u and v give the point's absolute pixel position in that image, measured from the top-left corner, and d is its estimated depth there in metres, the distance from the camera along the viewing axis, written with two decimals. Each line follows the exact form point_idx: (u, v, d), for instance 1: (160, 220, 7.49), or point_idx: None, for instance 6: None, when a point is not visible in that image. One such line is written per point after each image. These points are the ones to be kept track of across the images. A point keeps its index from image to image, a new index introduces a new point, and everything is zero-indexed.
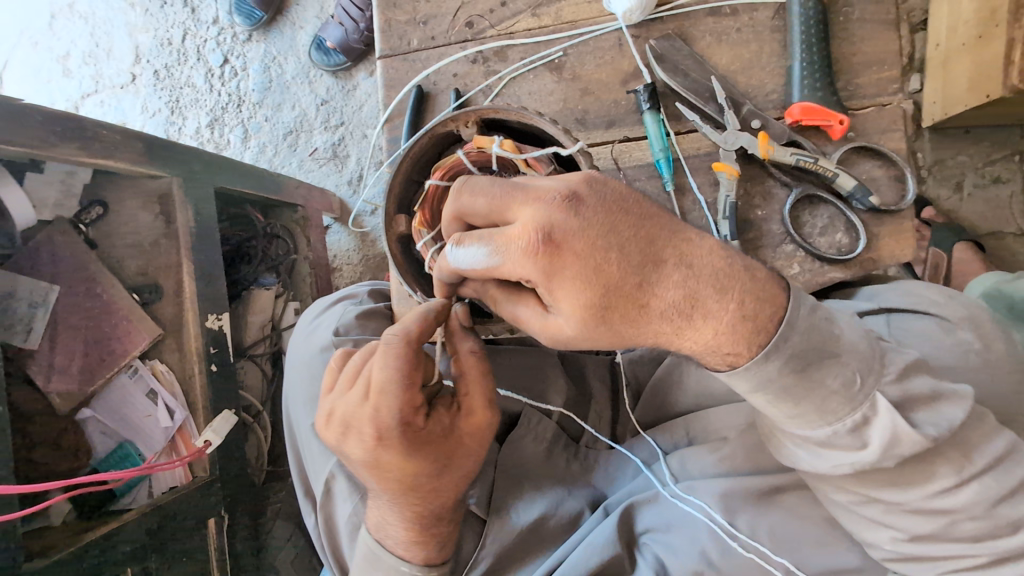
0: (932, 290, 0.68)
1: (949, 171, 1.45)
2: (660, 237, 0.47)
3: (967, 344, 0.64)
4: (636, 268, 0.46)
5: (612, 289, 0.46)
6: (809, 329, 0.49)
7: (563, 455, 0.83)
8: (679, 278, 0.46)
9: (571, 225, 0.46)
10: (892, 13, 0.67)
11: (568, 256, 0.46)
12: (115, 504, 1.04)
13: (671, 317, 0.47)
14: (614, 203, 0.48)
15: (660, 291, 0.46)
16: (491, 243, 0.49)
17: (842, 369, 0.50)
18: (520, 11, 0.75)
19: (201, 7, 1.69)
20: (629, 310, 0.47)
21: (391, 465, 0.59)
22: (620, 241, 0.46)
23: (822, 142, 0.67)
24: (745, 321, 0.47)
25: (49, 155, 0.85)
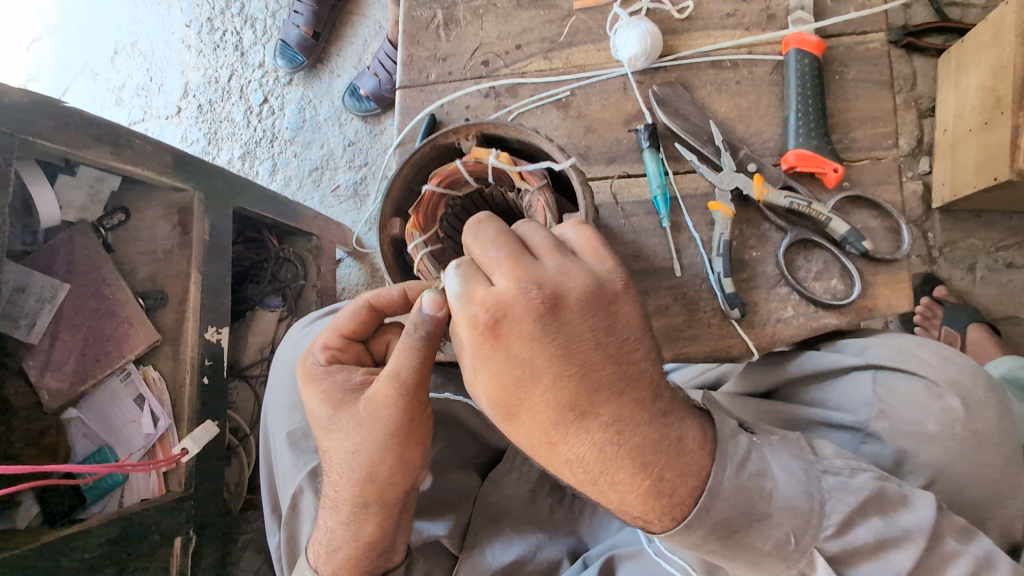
0: (925, 349, 0.66)
1: (961, 253, 1.44)
2: (606, 390, 0.45)
3: (951, 411, 0.62)
4: (561, 407, 0.45)
5: (529, 409, 0.46)
6: (734, 493, 0.48)
7: (547, 500, 0.77)
8: (602, 435, 0.46)
9: (525, 331, 0.44)
10: (886, 75, 0.70)
11: (507, 354, 0.45)
12: (83, 512, 1.01)
13: (576, 463, 0.47)
14: (588, 330, 0.45)
15: (578, 436, 0.46)
16: (462, 289, 0.46)
17: (772, 531, 0.49)
18: (534, 54, 0.80)
19: (250, 51, 1.83)
20: (536, 431, 0.46)
21: (355, 441, 0.60)
22: (568, 371, 0.45)
23: (817, 189, 0.69)
24: (660, 493, 0.47)
25: (81, 156, 0.88)
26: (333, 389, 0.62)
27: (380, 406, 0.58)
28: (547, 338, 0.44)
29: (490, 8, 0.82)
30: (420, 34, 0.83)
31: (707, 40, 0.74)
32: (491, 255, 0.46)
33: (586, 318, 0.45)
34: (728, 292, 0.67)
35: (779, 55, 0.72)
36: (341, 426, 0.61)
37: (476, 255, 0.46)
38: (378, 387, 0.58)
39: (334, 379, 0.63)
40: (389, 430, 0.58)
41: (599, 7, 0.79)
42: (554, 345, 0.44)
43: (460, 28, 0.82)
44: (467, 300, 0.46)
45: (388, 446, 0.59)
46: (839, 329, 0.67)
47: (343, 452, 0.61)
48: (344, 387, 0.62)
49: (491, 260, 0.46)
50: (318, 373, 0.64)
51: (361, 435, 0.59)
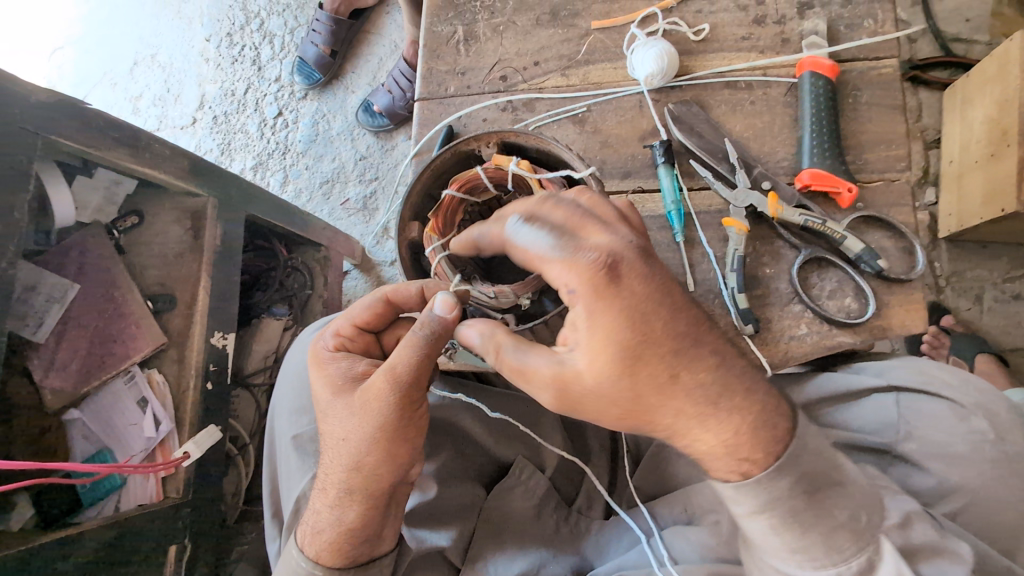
0: (945, 372, 0.67)
1: (968, 283, 1.44)
2: (704, 327, 0.49)
3: (979, 434, 0.63)
4: (674, 338, 0.48)
5: (652, 343, 0.47)
6: (815, 453, 0.51)
7: (553, 517, 0.76)
8: (712, 366, 0.48)
9: (636, 267, 0.48)
10: (899, 99, 0.71)
11: (622, 294, 0.47)
12: (78, 516, 0.99)
13: (695, 398, 0.48)
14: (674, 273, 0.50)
15: (693, 367, 0.48)
16: (559, 240, 0.49)
17: (848, 501, 0.51)
18: (551, 71, 0.81)
19: (268, 66, 1.87)
20: (656, 373, 0.48)
21: (348, 429, 0.59)
22: (671, 305, 0.48)
23: (831, 209, 0.69)
24: (754, 430, 0.49)
25: (101, 157, 0.88)
26: (336, 374, 0.62)
27: (378, 394, 0.57)
28: (649, 275, 0.49)
29: (509, 25, 0.84)
30: (440, 49, 0.85)
31: (722, 61, 0.76)
32: (567, 215, 0.51)
33: (670, 262, 0.51)
34: (741, 307, 0.67)
35: (793, 77, 0.74)
36: (336, 411, 0.60)
37: (556, 219, 0.51)
38: (374, 380, 0.58)
39: (339, 365, 0.63)
40: (379, 424, 0.58)
41: (616, 28, 0.81)
42: (657, 282, 0.49)
43: (479, 44, 0.84)
44: (573, 250, 0.48)
45: (380, 434, 0.58)
46: (853, 348, 0.67)
47: (337, 437, 0.61)
48: (346, 374, 0.62)
49: (572, 218, 0.51)
50: (325, 360, 0.64)
51: (355, 421, 0.59)
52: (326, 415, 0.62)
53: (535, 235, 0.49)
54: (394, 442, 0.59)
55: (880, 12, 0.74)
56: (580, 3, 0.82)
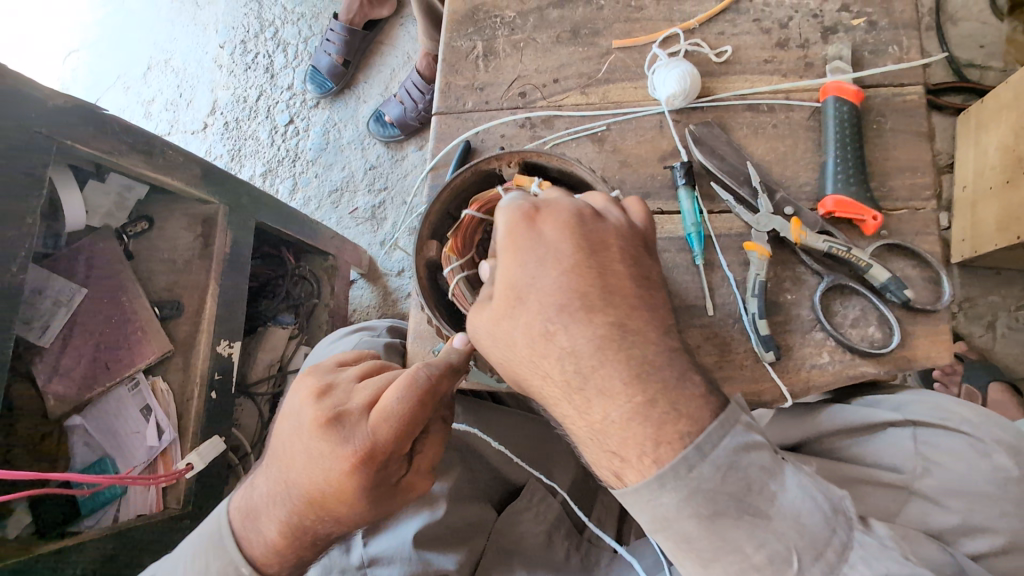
0: (963, 406, 0.65)
1: (981, 310, 1.43)
2: (618, 303, 0.48)
3: (1004, 472, 0.61)
4: (569, 296, 0.48)
5: (534, 289, 0.48)
6: (728, 473, 0.46)
7: (564, 543, 0.74)
8: (596, 338, 0.46)
9: (561, 223, 0.50)
10: (923, 127, 0.70)
11: (535, 240, 0.50)
12: (76, 525, 0.97)
13: (565, 366, 0.47)
14: (611, 254, 0.50)
15: (574, 333, 0.47)
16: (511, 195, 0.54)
17: (768, 541, 0.47)
18: (571, 89, 0.81)
19: (280, 74, 1.88)
20: (534, 325, 0.48)
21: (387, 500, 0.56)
22: (583, 270, 0.49)
23: (855, 236, 0.68)
24: (642, 422, 0.46)
25: (116, 163, 0.88)
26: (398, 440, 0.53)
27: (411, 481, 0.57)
28: (575, 237, 0.50)
29: (530, 42, 0.83)
30: (459, 64, 0.84)
31: (745, 84, 0.75)
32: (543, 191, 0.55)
33: (608, 242, 0.51)
34: (762, 333, 0.65)
35: (816, 102, 0.73)
36: (389, 484, 0.55)
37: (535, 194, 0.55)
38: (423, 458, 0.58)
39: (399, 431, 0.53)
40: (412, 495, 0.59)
41: (638, 47, 0.80)
42: (580, 246, 0.50)
43: (499, 59, 0.84)
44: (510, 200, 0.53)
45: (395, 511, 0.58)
46: (877, 378, 0.65)
47: (364, 508, 0.55)
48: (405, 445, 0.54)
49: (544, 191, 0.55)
50: (399, 422, 0.52)
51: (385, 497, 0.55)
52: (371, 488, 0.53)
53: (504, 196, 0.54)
54: None
55: (905, 39, 0.73)
56: (601, 22, 0.82)
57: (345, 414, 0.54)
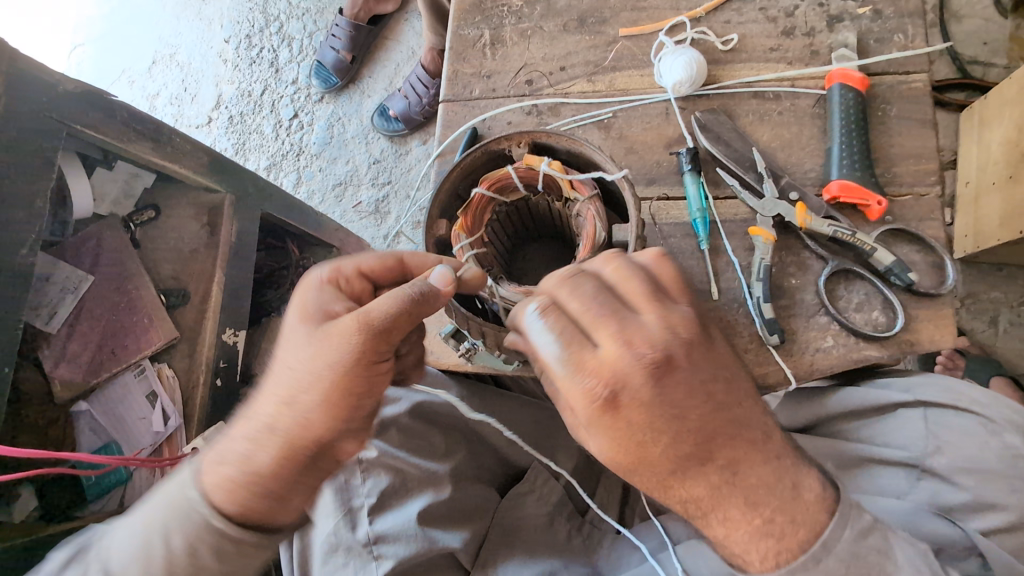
0: (974, 388, 0.65)
1: (984, 305, 1.43)
2: (720, 440, 0.46)
3: (1013, 450, 0.61)
4: (680, 459, 0.46)
5: (646, 465, 0.46)
6: (853, 558, 0.48)
7: (565, 526, 0.75)
8: (714, 484, 0.47)
9: (642, 394, 0.45)
10: (929, 114, 0.71)
11: (623, 415, 0.45)
12: (82, 509, 0.96)
13: (686, 504, 0.48)
14: (694, 385, 0.46)
15: (691, 482, 0.47)
16: (567, 350, 0.46)
17: None
18: (577, 76, 0.81)
19: (285, 68, 1.88)
20: (651, 480, 0.48)
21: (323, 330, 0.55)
22: (684, 431, 0.45)
23: (859, 221, 0.69)
24: (767, 537, 0.48)
25: (123, 149, 0.88)
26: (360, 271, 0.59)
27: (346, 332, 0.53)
28: (658, 394, 0.45)
29: (536, 31, 0.84)
30: (467, 53, 0.85)
31: (750, 72, 0.76)
32: (584, 312, 0.47)
33: (694, 373, 0.46)
34: (767, 317, 0.66)
35: (821, 89, 0.73)
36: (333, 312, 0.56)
37: (572, 310, 0.48)
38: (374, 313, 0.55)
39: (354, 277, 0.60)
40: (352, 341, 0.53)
41: (644, 36, 0.81)
42: (670, 403, 0.45)
43: (506, 48, 0.84)
44: (574, 367, 0.46)
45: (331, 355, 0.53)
46: (880, 363, 0.66)
47: (300, 347, 0.55)
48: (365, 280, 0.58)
49: (588, 317, 0.47)
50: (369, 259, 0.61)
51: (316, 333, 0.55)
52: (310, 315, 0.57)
53: (547, 337, 0.47)
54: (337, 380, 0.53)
55: (910, 27, 0.74)
56: (608, 11, 0.83)
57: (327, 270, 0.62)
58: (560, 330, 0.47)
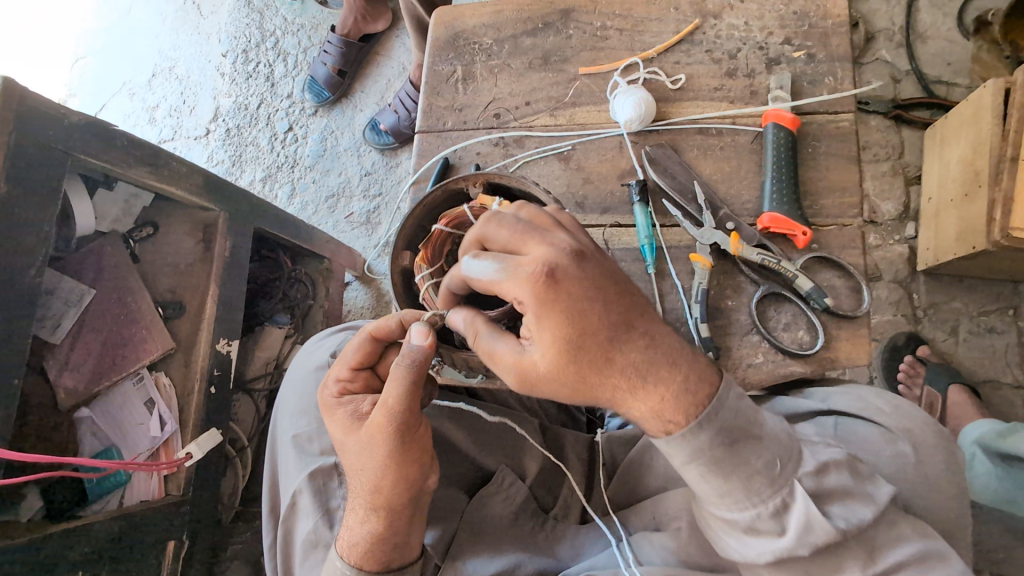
0: (881, 399, 0.70)
1: (944, 315, 1.47)
2: (636, 314, 0.54)
3: (903, 455, 0.65)
4: (611, 326, 0.53)
5: (589, 335, 0.52)
6: (736, 410, 0.55)
7: (530, 521, 0.80)
8: (643, 348, 0.53)
9: (572, 272, 0.52)
10: (853, 151, 0.78)
11: (562, 296, 0.52)
12: (84, 509, 1.04)
13: (629, 374, 0.53)
14: (606, 274, 0.54)
15: (627, 349, 0.53)
16: (504, 263, 0.54)
17: (764, 451, 0.55)
18: (541, 111, 0.88)
19: (281, 83, 1.95)
20: (595, 358, 0.53)
21: (342, 429, 0.66)
22: (607, 300, 0.53)
23: (789, 249, 0.76)
24: (686, 395, 0.54)
25: (124, 174, 0.95)
26: (339, 372, 0.69)
27: (371, 419, 0.63)
28: (585, 277, 0.53)
29: (504, 67, 0.91)
30: (441, 87, 0.92)
31: (696, 109, 0.83)
32: (512, 232, 0.55)
33: (603, 267, 0.55)
34: (703, 336, 0.73)
35: (759, 127, 0.81)
36: (336, 414, 0.67)
37: (502, 238, 0.55)
38: (374, 413, 0.63)
39: (341, 371, 0.69)
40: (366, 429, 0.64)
41: (602, 74, 0.88)
42: (595, 280, 0.53)
43: (476, 83, 0.91)
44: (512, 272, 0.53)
45: (363, 446, 0.64)
46: (805, 377, 0.73)
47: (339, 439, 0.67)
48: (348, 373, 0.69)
49: (516, 235, 0.55)
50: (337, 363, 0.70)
51: (348, 427, 0.66)
52: (331, 412, 0.68)
53: (487, 262, 0.55)
54: (352, 442, 0.65)
55: (840, 70, 0.81)
56: (569, 50, 0.90)
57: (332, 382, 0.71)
58: (497, 254, 0.55)
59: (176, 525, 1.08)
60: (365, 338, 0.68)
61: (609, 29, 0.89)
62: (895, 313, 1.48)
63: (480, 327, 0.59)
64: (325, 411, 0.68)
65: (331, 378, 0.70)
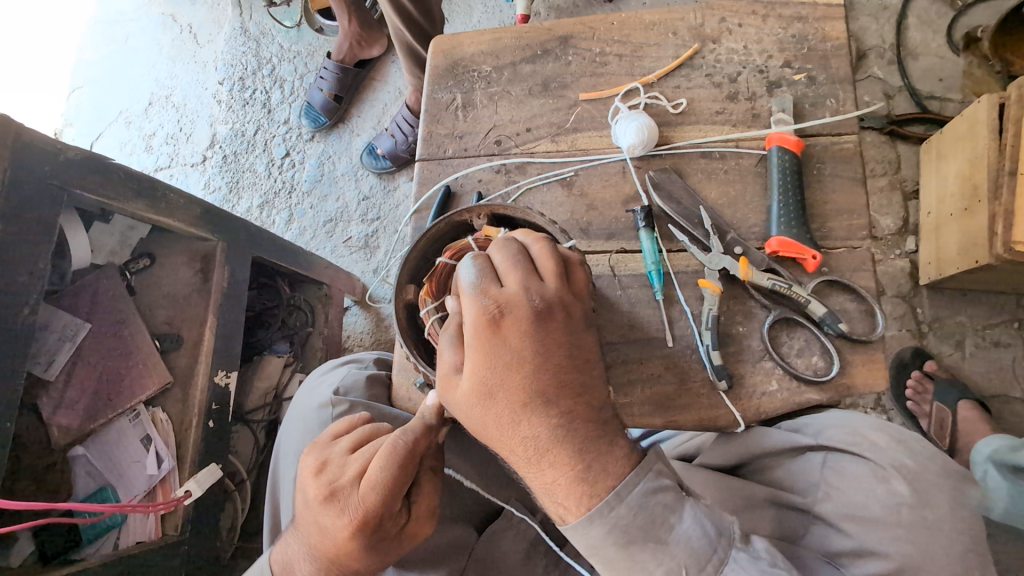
0: (876, 432, 0.68)
1: (950, 330, 1.45)
2: (570, 391, 0.54)
3: (896, 496, 0.65)
4: (533, 391, 0.53)
5: (504, 389, 0.53)
6: (637, 509, 0.54)
7: (542, 560, 0.76)
8: (554, 425, 0.53)
9: (522, 322, 0.53)
10: (859, 173, 0.78)
11: (501, 339, 0.53)
12: (77, 552, 1.00)
13: (531, 445, 0.53)
14: (560, 341, 0.54)
15: (537, 419, 0.53)
16: (480, 279, 0.55)
17: (667, 558, 0.53)
18: (542, 137, 0.88)
19: (277, 109, 1.96)
20: (504, 413, 0.53)
21: (378, 547, 0.61)
22: (544, 364, 0.53)
23: (798, 272, 0.75)
24: (581, 483, 0.53)
25: (121, 208, 0.94)
26: (384, 495, 0.59)
27: (417, 530, 0.64)
28: (535, 330, 0.54)
29: (504, 94, 0.91)
30: (440, 115, 0.92)
31: (698, 133, 0.83)
32: (505, 260, 0.56)
33: (564, 331, 0.55)
34: (716, 364, 0.72)
35: (763, 149, 0.81)
36: (381, 537, 0.61)
37: (496, 261, 0.56)
38: (420, 526, 0.64)
39: (388, 498, 0.59)
40: (411, 539, 0.64)
41: (602, 99, 0.88)
42: (543, 341, 0.54)
43: (476, 110, 0.91)
44: (479, 290, 0.54)
45: (400, 552, 0.64)
46: (821, 404, 0.72)
47: (366, 555, 0.61)
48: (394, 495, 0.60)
49: (506, 265, 0.56)
50: (385, 489, 0.59)
51: (392, 545, 0.63)
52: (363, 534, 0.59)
53: (471, 267, 0.56)
54: (390, 553, 0.63)
55: (841, 92, 0.81)
56: (569, 76, 0.89)
57: (340, 489, 0.61)
58: (483, 266, 0.56)
59: (175, 566, 1.04)
60: (406, 451, 0.59)
61: (608, 54, 0.89)
62: (900, 328, 1.47)
63: (455, 329, 0.58)
64: (353, 534, 0.59)
65: (359, 497, 0.59)
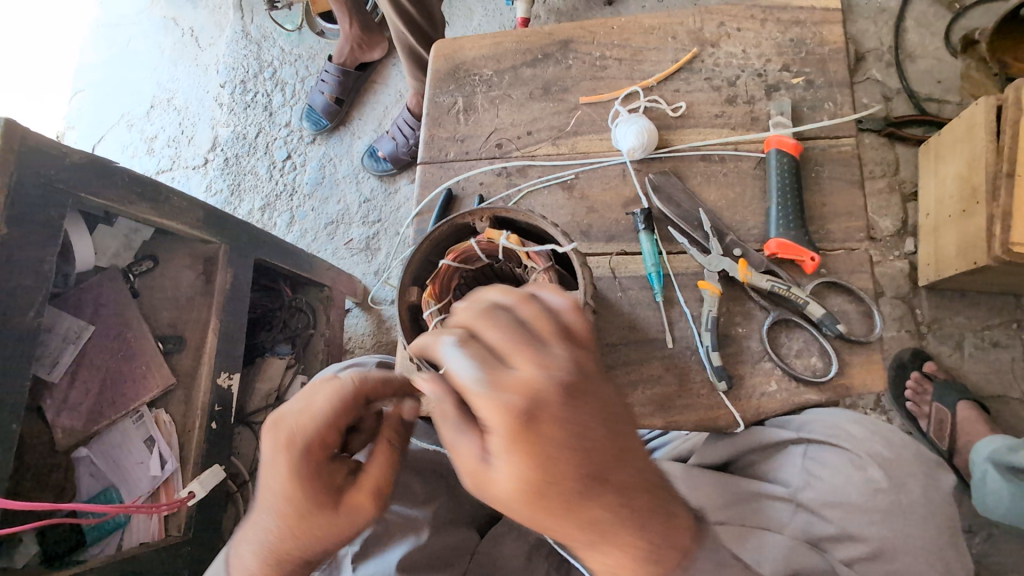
0: (854, 424, 0.73)
1: (948, 331, 1.46)
2: (621, 458, 0.44)
3: (874, 483, 0.70)
4: (583, 479, 0.42)
5: (558, 486, 0.42)
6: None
7: (544, 562, 0.77)
8: (615, 506, 0.44)
9: (558, 408, 0.42)
10: (856, 175, 0.79)
11: (540, 437, 0.41)
12: (82, 552, 1.01)
13: (595, 531, 0.44)
14: (597, 411, 0.44)
15: (597, 507, 0.43)
16: (485, 369, 0.42)
17: None
18: (543, 140, 0.89)
19: (278, 112, 1.97)
20: (559, 510, 0.43)
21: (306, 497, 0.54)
22: (586, 447, 0.43)
23: (797, 274, 0.76)
24: (650, 561, 0.46)
25: (125, 211, 0.95)
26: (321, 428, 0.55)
27: (354, 496, 0.56)
28: (570, 411, 0.42)
29: (505, 98, 0.92)
30: (442, 118, 0.92)
31: (698, 136, 0.84)
32: (503, 337, 0.44)
33: (599, 393, 0.45)
34: (715, 365, 0.73)
35: (761, 152, 0.81)
36: (309, 483, 0.55)
37: (489, 339, 0.45)
38: (356, 492, 0.56)
39: (324, 432, 0.55)
40: (345, 506, 0.56)
41: (602, 102, 0.88)
42: (580, 420, 0.43)
43: (477, 114, 0.92)
44: (490, 384, 0.42)
45: (333, 522, 0.55)
46: (819, 405, 0.73)
47: (293, 500, 0.54)
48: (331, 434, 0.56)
49: (506, 341, 0.44)
50: (326, 419, 0.55)
51: (320, 503, 0.55)
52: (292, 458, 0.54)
53: (466, 360, 0.43)
54: (319, 513, 0.55)
55: (839, 96, 0.82)
56: (569, 80, 0.90)
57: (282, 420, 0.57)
58: (480, 352, 0.44)
59: (178, 567, 1.05)
60: (356, 389, 0.57)
61: (607, 59, 0.90)
62: (900, 330, 1.48)
63: (454, 413, 0.45)
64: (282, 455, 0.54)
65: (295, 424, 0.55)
